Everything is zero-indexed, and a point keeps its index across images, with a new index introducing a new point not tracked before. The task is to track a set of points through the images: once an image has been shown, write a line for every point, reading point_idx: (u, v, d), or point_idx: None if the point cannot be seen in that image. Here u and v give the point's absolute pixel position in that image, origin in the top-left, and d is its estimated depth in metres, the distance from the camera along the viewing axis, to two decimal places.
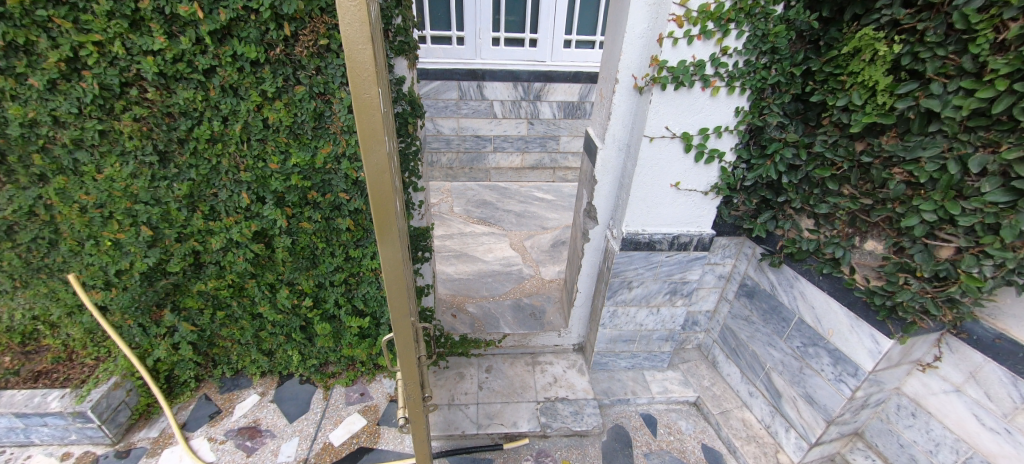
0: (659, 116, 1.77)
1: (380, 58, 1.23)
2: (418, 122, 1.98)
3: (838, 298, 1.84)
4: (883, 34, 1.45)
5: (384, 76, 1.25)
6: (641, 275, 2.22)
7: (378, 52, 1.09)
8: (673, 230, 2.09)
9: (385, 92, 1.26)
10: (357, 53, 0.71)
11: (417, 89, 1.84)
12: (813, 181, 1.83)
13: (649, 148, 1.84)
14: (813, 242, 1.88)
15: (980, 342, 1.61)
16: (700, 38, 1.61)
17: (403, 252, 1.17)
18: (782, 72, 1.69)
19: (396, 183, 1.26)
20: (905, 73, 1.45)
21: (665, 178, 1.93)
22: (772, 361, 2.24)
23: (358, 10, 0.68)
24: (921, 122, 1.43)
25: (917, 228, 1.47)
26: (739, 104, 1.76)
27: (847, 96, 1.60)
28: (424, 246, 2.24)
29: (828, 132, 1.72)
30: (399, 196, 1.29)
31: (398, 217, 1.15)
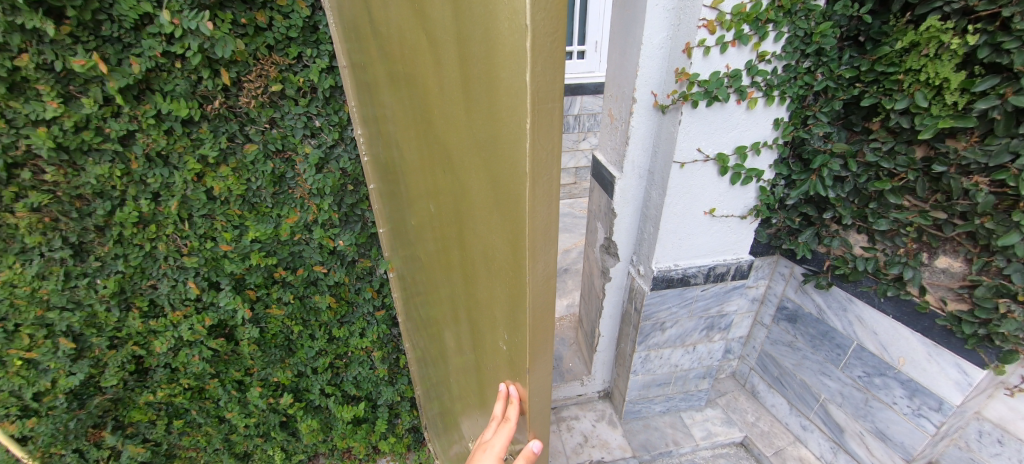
0: (690, 138, 1.51)
1: (399, 80, 0.96)
2: None
3: (907, 323, 1.61)
4: (951, 24, 1.24)
5: (406, 105, 0.99)
6: (676, 315, 1.94)
7: (426, 77, 0.81)
8: (708, 262, 1.82)
9: (410, 121, 1.00)
10: (542, 113, 0.43)
11: None
12: (864, 194, 1.61)
13: (680, 174, 1.58)
14: (871, 261, 1.65)
15: None
16: (734, 45, 1.37)
17: (487, 331, 0.92)
18: (829, 76, 1.46)
19: (449, 234, 1.00)
20: (979, 67, 1.24)
21: (697, 206, 1.67)
22: (828, 392, 1.97)
23: (554, 50, 0.40)
24: (1008, 123, 1.21)
25: (1019, 248, 1.23)
26: (779, 115, 1.52)
27: (908, 98, 1.38)
28: None
29: (880, 138, 1.51)
30: (450, 248, 1.04)
31: (479, 287, 0.90)
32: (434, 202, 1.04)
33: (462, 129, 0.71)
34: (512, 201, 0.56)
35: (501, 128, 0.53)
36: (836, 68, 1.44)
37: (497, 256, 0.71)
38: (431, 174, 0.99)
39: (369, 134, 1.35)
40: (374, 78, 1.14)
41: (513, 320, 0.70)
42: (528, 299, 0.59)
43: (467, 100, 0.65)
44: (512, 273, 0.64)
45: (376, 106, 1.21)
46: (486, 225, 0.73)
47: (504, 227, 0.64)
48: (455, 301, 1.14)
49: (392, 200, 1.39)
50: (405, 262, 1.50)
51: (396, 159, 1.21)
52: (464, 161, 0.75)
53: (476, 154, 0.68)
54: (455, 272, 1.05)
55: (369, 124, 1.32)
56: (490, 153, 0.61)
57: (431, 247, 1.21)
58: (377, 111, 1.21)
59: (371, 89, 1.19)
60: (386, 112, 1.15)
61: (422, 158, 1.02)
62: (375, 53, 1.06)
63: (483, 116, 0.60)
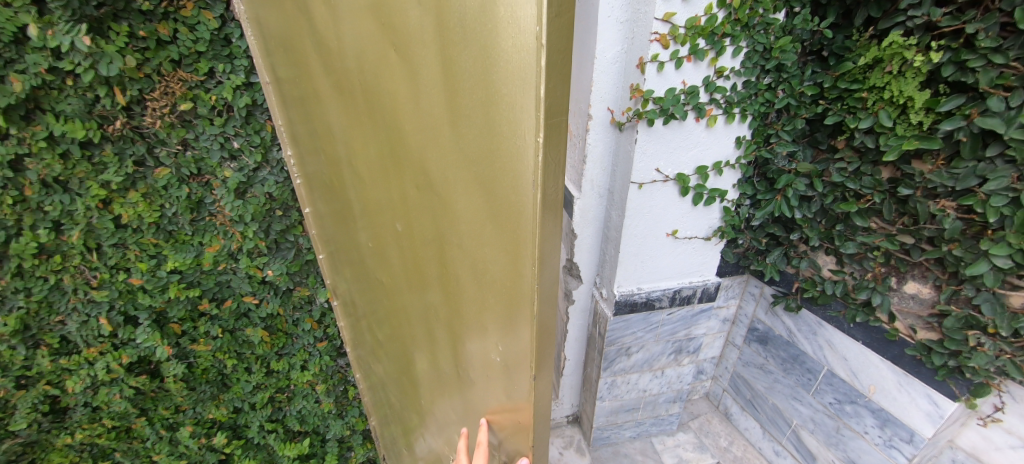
0: (648, 157, 1.42)
1: (347, 95, 0.83)
2: None
3: (877, 350, 1.53)
4: (914, 40, 1.17)
5: (358, 122, 0.85)
6: (641, 340, 1.84)
7: (384, 93, 0.70)
8: (673, 285, 1.74)
9: (363, 139, 0.86)
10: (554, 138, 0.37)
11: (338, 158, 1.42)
12: (831, 215, 1.53)
13: (639, 195, 1.49)
14: (840, 285, 1.57)
15: None
16: (690, 60, 1.28)
17: (471, 378, 0.79)
18: (790, 93, 1.38)
19: (420, 267, 0.86)
20: (944, 86, 1.17)
21: (659, 227, 1.58)
22: (800, 418, 1.89)
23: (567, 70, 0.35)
24: (975, 145, 1.14)
25: (988, 278, 1.15)
26: (740, 133, 1.45)
27: (872, 117, 1.31)
28: None
29: (846, 157, 1.43)
30: (421, 282, 0.89)
31: (459, 328, 0.77)
32: (397, 230, 0.89)
33: (438, 152, 0.60)
34: (513, 234, 0.48)
35: (499, 153, 0.46)
36: (799, 84, 1.36)
37: (487, 296, 0.61)
38: (392, 199, 0.86)
39: (312, 152, 1.17)
40: (314, 91, 0.97)
41: (509, 370, 0.60)
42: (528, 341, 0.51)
43: (443, 119, 0.55)
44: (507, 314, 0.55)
45: (317, 123, 1.04)
46: (472, 260, 0.62)
47: (499, 267, 0.54)
48: (428, 339, 0.99)
49: (343, 226, 1.20)
50: (361, 292, 1.33)
51: (348, 182, 1.04)
52: (441, 188, 0.63)
53: (458, 181, 0.58)
54: (428, 309, 0.90)
55: (310, 142, 1.14)
56: (480, 181, 0.52)
57: (393, 277, 1.06)
58: (320, 128, 1.04)
59: (311, 104, 1.02)
60: (330, 131, 0.99)
61: (378, 181, 0.88)
62: (315, 66, 0.90)
63: (471, 141, 0.51)
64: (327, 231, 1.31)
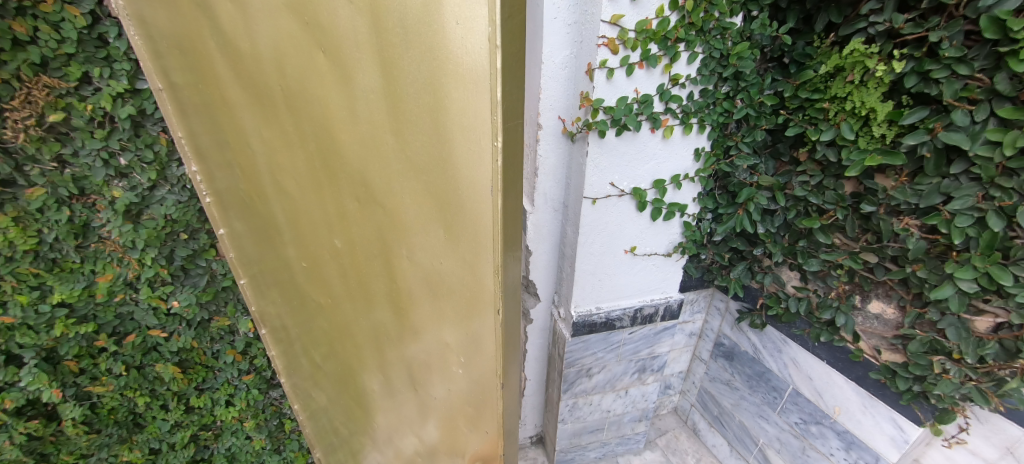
0: (601, 171, 1.32)
1: (258, 104, 0.54)
2: None
3: (841, 371, 1.46)
4: (876, 48, 1.09)
5: (275, 142, 0.56)
6: (603, 360, 1.74)
7: (310, 100, 0.47)
8: (633, 303, 1.64)
9: (285, 167, 0.57)
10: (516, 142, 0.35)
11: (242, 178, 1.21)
12: (794, 230, 1.45)
13: (593, 211, 1.38)
14: (804, 303, 1.50)
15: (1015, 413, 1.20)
16: (641, 66, 1.18)
17: (437, 419, 0.67)
18: (749, 102, 1.30)
19: (360, 318, 0.67)
20: (907, 97, 1.09)
21: (617, 244, 1.48)
22: (766, 437, 1.82)
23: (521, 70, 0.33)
24: (938, 161, 1.06)
25: (952, 302, 1.09)
26: (699, 145, 1.35)
27: (834, 129, 1.23)
28: None
29: (808, 170, 1.35)
30: (360, 332, 0.70)
31: (417, 375, 0.64)
32: (337, 280, 0.66)
33: (378, 170, 0.47)
34: (476, 249, 0.42)
35: (457, 164, 0.39)
36: (757, 94, 1.28)
37: (450, 327, 0.53)
38: (332, 243, 0.61)
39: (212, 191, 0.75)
40: (208, 101, 0.61)
41: (482, 391, 0.54)
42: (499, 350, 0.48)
43: (377, 130, 0.44)
44: (474, 337, 0.50)
45: (213, 144, 0.67)
46: (427, 291, 0.52)
47: (457, 290, 0.48)
48: (374, 394, 0.79)
49: (268, 289, 0.82)
50: (297, 371, 0.94)
51: (274, 229, 0.69)
52: (385, 215, 0.50)
53: (406, 202, 0.46)
54: (376, 365, 0.71)
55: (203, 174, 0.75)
56: (437, 198, 0.43)
57: (338, 341, 0.77)
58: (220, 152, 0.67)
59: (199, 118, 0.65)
60: (239, 158, 0.64)
61: (312, 222, 0.61)
62: (205, 64, 0.57)
63: (419, 154, 0.42)
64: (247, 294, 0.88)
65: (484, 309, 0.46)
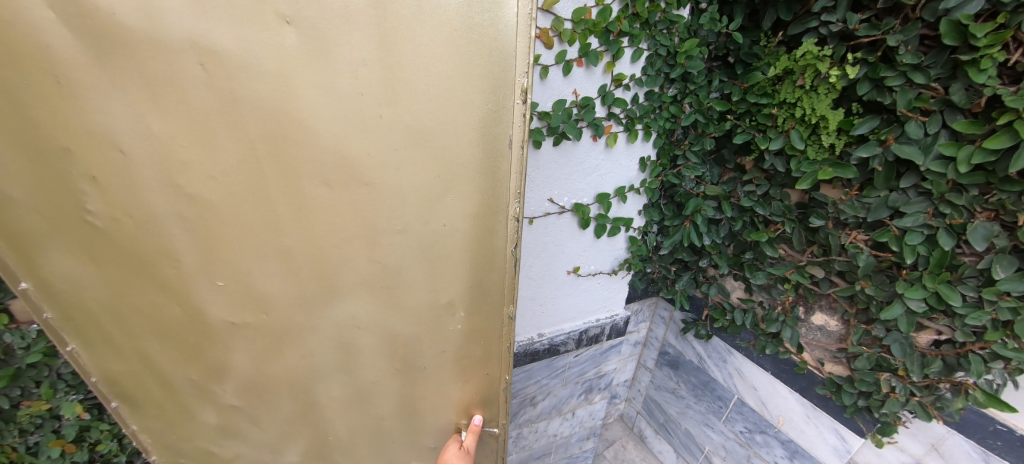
0: (537, 186, 1.12)
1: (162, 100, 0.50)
2: None
3: (785, 382, 1.43)
4: (827, 50, 0.99)
5: (187, 144, 0.53)
6: (547, 387, 1.59)
7: (284, 88, 0.53)
8: (578, 324, 1.49)
9: (210, 171, 0.55)
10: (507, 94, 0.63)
11: None
12: (739, 241, 1.37)
13: (529, 232, 1.19)
14: (749, 315, 1.44)
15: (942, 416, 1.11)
16: (580, 64, 0.99)
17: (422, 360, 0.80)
18: (698, 107, 1.14)
19: (319, 305, 0.69)
20: (857, 104, 1.01)
21: (558, 265, 1.30)
22: (711, 445, 1.78)
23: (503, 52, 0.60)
24: (889, 175, 1.00)
25: (901, 321, 1.04)
26: (644, 154, 1.21)
27: (782, 137, 1.13)
28: None
29: (754, 179, 1.27)
30: (317, 326, 0.70)
31: (405, 319, 0.74)
32: (277, 277, 0.65)
33: (357, 144, 0.59)
34: (488, 179, 0.67)
35: (470, 123, 0.62)
36: (706, 98, 1.12)
37: (447, 255, 0.71)
38: (281, 238, 0.62)
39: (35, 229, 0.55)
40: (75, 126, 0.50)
41: (476, 293, 0.77)
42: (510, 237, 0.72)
43: (370, 109, 0.57)
44: (478, 249, 0.72)
45: (48, 169, 0.51)
46: (416, 237, 0.68)
47: (468, 209, 0.68)
48: (324, 399, 0.78)
49: (135, 340, 0.64)
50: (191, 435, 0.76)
51: (186, 259, 0.60)
52: (375, 185, 0.62)
53: (401, 166, 0.62)
54: (335, 351, 0.74)
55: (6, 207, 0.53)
56: (438, 155, 0.63)
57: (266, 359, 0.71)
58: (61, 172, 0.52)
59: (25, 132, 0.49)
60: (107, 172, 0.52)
61: (248, 219, 0.59)
62: (66, 74, 0.47)
63: (423, 124, 0.60)
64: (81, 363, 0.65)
65: (488, 223, 0.70)
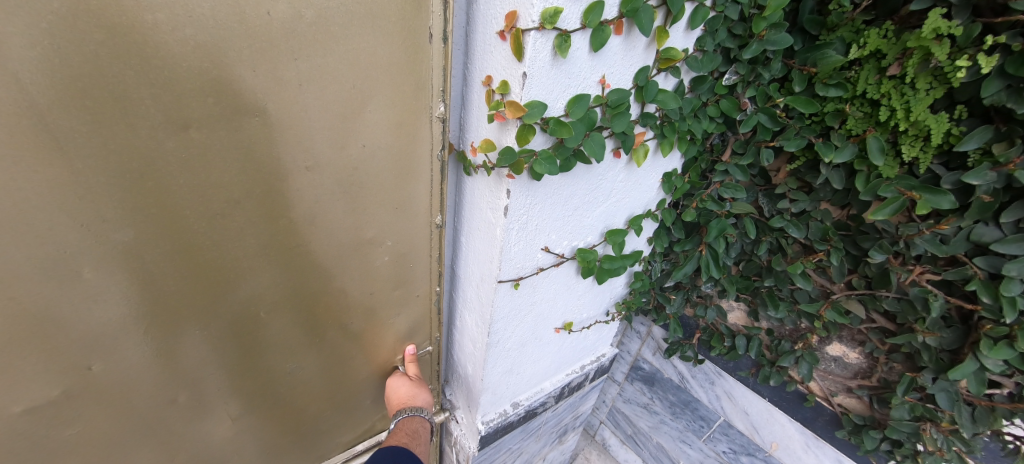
0: (527, 234, 0.68)
1: None
2: None
3: (787, 410, 1.27)
4: (953, 29, 0.67)
5: None
6: (518, 449, 1.25)
7: None
8: (559, 378, 1.15)
9: None
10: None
11: None
12: (755, 264, 1.11)
13: (512, 298, 0.76)
14: (754, 343, 1.22)
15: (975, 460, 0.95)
16: (619, 30, 0.54)
17: (341, 309, 0.75)
18: (762, 104, 0.75)
19: (198, 266, 0.58)
20: (964, 110, 0.73)
21: (544, 325, 0.91)
22: (687, 460, 1.64)
23: None
24: (992, 206, 0.75)
25: (969, 379, 0.85)
26: (672, 167, 0.83)
27: (851, 147, 0.83)
28: None
29: (790, 193, 0.98)
30: (185, 294, 0.59)
31: (322, 260, 0.68)
32: (102, 256, 0.51)
33: (239, 52, 0.47)
34: (398, 98, 0.59)
35: (369, 31, 0.53)
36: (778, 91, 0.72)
37: (368, 179, 0.64)
38: (125, 203, 0.49)
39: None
40: None
41: (403, 222, 0.72)
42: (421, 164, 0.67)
43: (255, 3, 0.45)
44: (409, 168, 0.67)
45: None
46: (333, 171, 0.60)
47: (380, 133, 0.61)
48: (217, 415, 0.74)
49: None
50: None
51: None
52: (270, 110, 0.52)
53: (307, 79, 0.52)
54: (237, 314, 0.66)
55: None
56: (348, 62, 0.54)
57: (87, 386, 0.58)
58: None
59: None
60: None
61: (27, 199, 0.44)
62: None
63: (333, 20, 0.50)
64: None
65: (417, 143, 0.65)
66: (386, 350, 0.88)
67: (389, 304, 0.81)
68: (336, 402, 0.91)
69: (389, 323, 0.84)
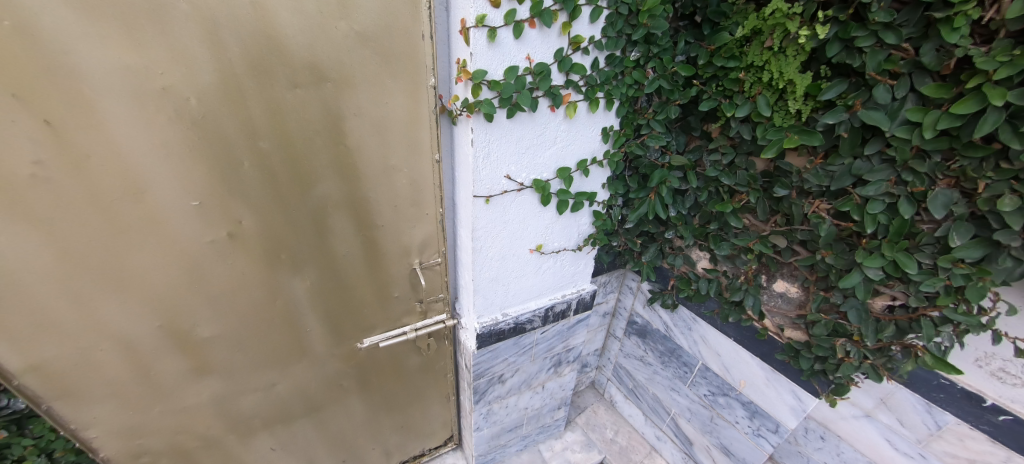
0: (491, 163, 1.03)
1: (138, 52, 0.74)
2: None
3: (748, 348, 1.45)
4: (798, 9, 0.92)
5: (166, 77, 0.77)
6: (515, 364, 1.57)
7: (250, 9, 0.77)
8: (543, 302, 1.46)
9: (189, 93, 0.80)
10: (408, 12, 0.89)
11: None
12: (705, 211, 1.33)
13: (487, 212, 1.11)
14: (713, 284, 1.43)
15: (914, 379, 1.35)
16: (533, 25, 0.89)
17: (375, 219, 1.12)
18: (662, 72, 1.06)
19: (291, 176, 0.96)
20: (826, 68, 0.96)
21: (520, 244, 1.24)
22: (677, 407, 1.84)
23: None
24: (855, 141, 0.96)
25: (859, 289, 1.04)
26: (608, 123, 1.14)
27: (749, 104, 1.07)
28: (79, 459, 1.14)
29: (721, 148, 1.21)
30: (284, 194, 0.97)
31: (363, 180, 1.05)
32: (244, 160, 0.90)
33: (320, 48, 0.86)
34: (407, 76, 0.96)
35: (388, 36, 0.90)
36: (670, 62, 1.04)
37: (391, 126, 1.00)
38: (257, 130, 0.88)
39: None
40: (80, 95, 0.73)
41: (415, 159, 1.08)
42: (424, 120, 1.03)
43: (328, 23, 0.84)
44: (416, 120, 1.02)
45: (63, 125, 0.74)
46: (369, 120, 0.98)
47: (397, 98, 0.98)
48: (300, 287, 1.13)
49: (126, 256, 0.89)
50: (185, 349, 1.07)
51: (164, 172, 0.84)
52: (333, 80, 0.90)
53: (355, 62, 0.90)
54: (313, 212, 1.03)
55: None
56: (377, 53, 0.91)
57: (230, 245, 0.98)
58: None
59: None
60: (51, 106, 0.72)
61: (214, 123, 0.84)
62: (72, 57, 0.71)
63: (368, 28, 0.88)
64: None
65: (421, 105, 1.01)
66: (408, 259, 1.25)
67: (406, 221, 1.17)
68: (373, 299, 1.27)
69: (408, 237, 1.21)
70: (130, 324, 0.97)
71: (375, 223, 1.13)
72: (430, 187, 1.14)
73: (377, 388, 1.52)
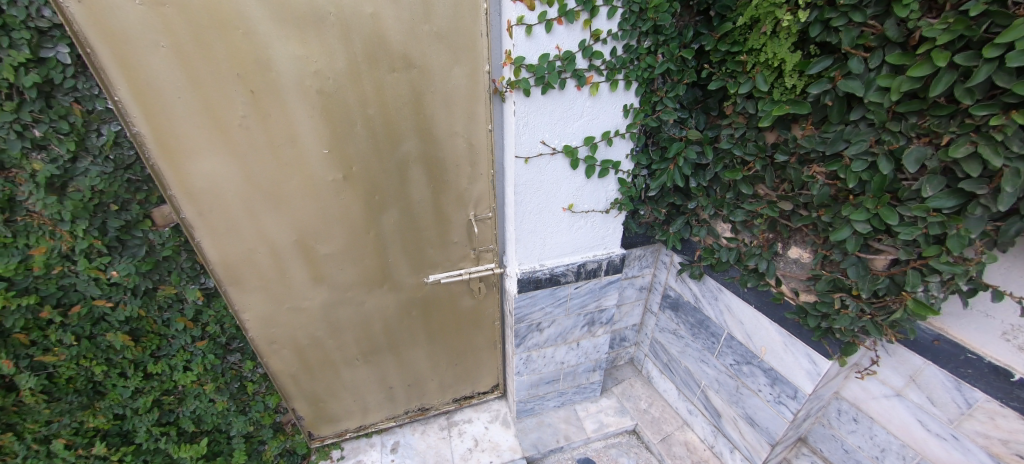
0: (529, 129, 1.34)
1: (304, 48, 1.18)
2: (187, 177, 1.26)
3: (767, 314, 1.56)
4: None
5: (317, 65, 1.20)
6: (551, 315, 1.83)
7: (368, 17, 1.18)
8: (576, 259, 1.71)
9: (331, 74, 1.23)
10: (470, 16, 1.25)
11: (155, 143, 1.19)
12: (723, 182, 1.49)
13: (526, 170, 1.41)
14: (733, 252, 1.55)
15: (917, 344, 1.40)
16: (561, 22, 1.19)
17: (442, 174, 1.48)
18: (670, 57, 1.33)
19: (386, 135, 1.36)
20: (814, 46, 1.12)
21: (554, 201, 1.52)
22: (706, 379, 1.95)
23: None
24: (841, 108, 1.11)
25: (849, 242, 1.17)
26: (627, 101, 1.40)
27: (750, 81, 1.26)
28: (233, 335, 1.65)
29: (733, 123, 1.38)
30: (381, 148, 1.37)
31: (435, 142, 1.41)
32: (358, 122, 1.31)
33: (411, 43, 1.24)
34: (469, 63, 1.32)
35: (456, 34, 1.27)
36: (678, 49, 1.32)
37: (456, 101, 1.37)
38: (368, 100, 1.29)
39: (169, 127, 1.18)
40: (271, 75, 1.19)
41: (473, 127, 1.43)
42: (480, 95, 1.38)
43: (417, 25, 1.22)
44: (475, 97, 1.38)
45: (260, 94, 1.20)
46: (441, 96, 1.35)
47: (462, 79, 1.34)
48: (386, 223, 1.52)
49: (282, 184, 1.34)
50: (310, 260, 1.51)
51: (311, 127, 1.28)
52: (418, 66, 1.28)
53: (433, 52, 1.27)
54: (399, 164, 1.42)
55: (154, 96, 1.14)
56: (449, 46, 1.28)
57: (345, 184, 1.40)
58: (213, 84, 1.16)
59: (203, 61, 1.13)
60: (256, 81, 1.19)
61: (342, 95, 1.26)
62: (269, 51, 1.16)
63: (443, 28, 1.25)
64: (192, 216, 1.31)
65: (478, 85, 1.36)
66: (465, 211, 1.59)
67: (465, 178, 1.52)
68: (437, 241, 1.63)
69: (466, 192, 1.55)
70: (280, 236, 1.43)
71: (442, 177, 1.49)
72: (484, 151, 1.49)
73: (438, 323, 1.87)
